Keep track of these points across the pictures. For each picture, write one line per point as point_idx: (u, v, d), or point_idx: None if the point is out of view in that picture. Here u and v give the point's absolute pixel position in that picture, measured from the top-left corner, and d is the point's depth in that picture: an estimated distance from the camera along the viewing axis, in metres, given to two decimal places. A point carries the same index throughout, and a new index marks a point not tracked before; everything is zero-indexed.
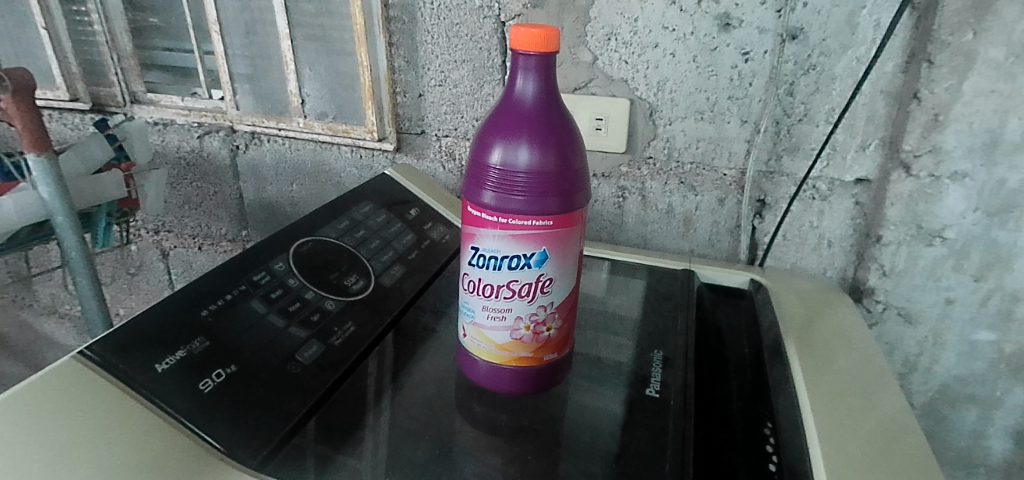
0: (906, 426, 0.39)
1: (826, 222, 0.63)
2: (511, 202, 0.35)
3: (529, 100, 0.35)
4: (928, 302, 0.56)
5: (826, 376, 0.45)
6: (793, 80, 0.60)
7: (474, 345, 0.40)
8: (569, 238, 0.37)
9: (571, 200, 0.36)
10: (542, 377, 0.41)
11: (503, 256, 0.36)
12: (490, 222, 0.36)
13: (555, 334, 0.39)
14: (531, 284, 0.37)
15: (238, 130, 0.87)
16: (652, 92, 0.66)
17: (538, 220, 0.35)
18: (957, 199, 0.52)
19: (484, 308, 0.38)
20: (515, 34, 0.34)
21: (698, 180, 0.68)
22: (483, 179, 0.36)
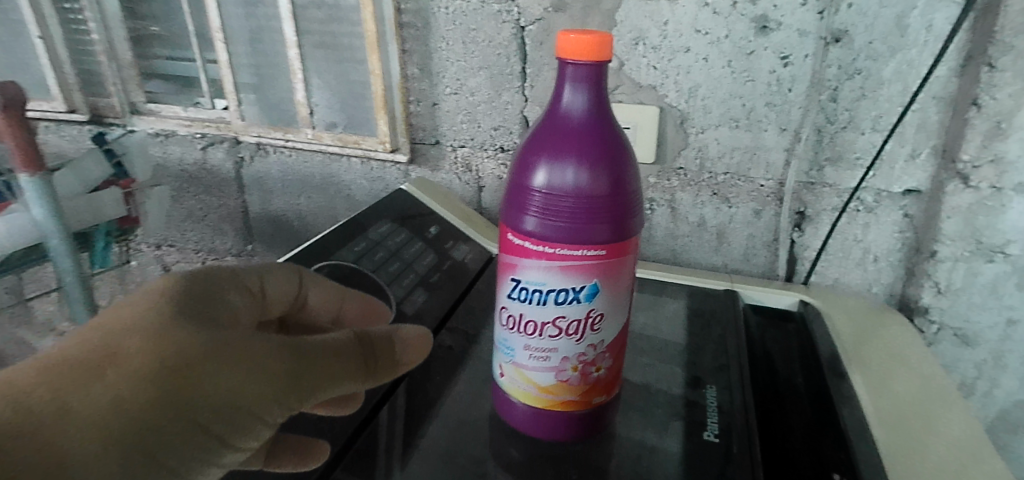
0: (977, 457, 0.37)
1: (871, 235, 0.59)
2: (558, 229, 0.31)
3: (578, 114, 0.31)
4: (988, 323, 0.52)
5: (886, 404, 0.42)
6: (837, 85, 0.56)
7: (513, 386, 0.36)
8: (621, 269, 0.33)
9: (625, 227, 0.32)
10: (588, 421, 0.37)
11: (549, 290, 0.32)
12: (533, 252, 0.32)
13: (605, 375, 0.35)
14: (580, 321, 0.33)
15: (244, 141, 0.84)
16: (683, 100, 0.62)
17: (587, 249, 0.31)
18: (1023, 213, 0.48)
19: (526, 346, 0.34)
20: (564, 42, 0.30)
21: (732, 192, 0.64)
22: (525, 202, 0.32)
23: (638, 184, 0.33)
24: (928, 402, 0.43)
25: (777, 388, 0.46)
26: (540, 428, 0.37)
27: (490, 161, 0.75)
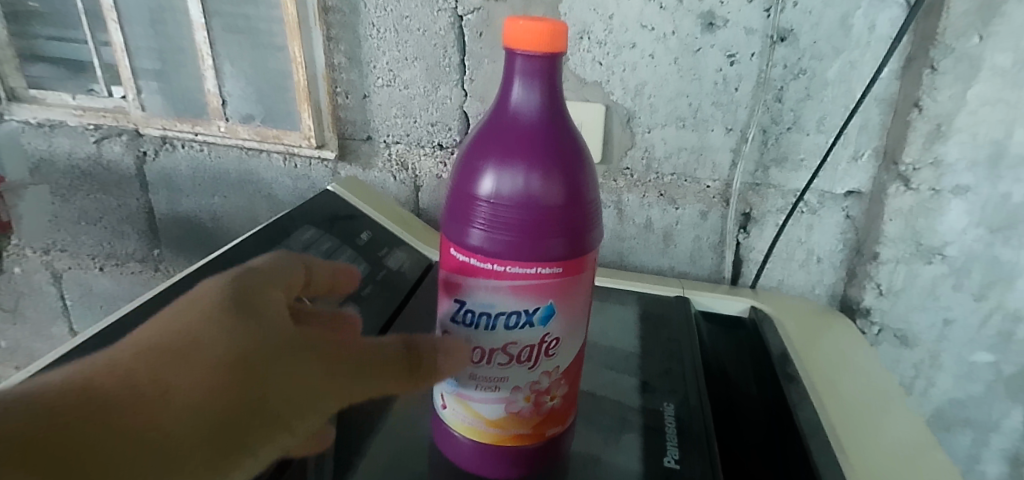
0: (922, 448, 0.37)
1: (814, 237, 0.59)
2: (508, 244, 0.27)
3: (530, 112, 0.27)
4: (926, 323, 0.53)
5: (833, 396, 0.42)
6: (782, 85, 0.55)
7: (456, 418, 0.32)
8: (578, 288, 0.29)
9: (583, 241, 0.28)
10: (540, 455, 0.33)
11: (498, 312, 0.28)
12: (479, 270, 0.28)
13: (559, 405, 0.31)
14: (534, 346, 0.29)
15: (145, 134, 0.74)
16: (630, 98, 0.60)
17: (541, 266, 0.27)
18: (959, 215, 0.50)
19: (471, 376, 0.30)
20: (514, 29, 0.26)
21: (679, 193, 0.62)
22: (469, 213, 0.28)
23: (597, 191, 0.29)
24: (876, 407, 0.41)
25: (733, 398, 0.44)
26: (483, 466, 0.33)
27: (427, 159, 0.69)
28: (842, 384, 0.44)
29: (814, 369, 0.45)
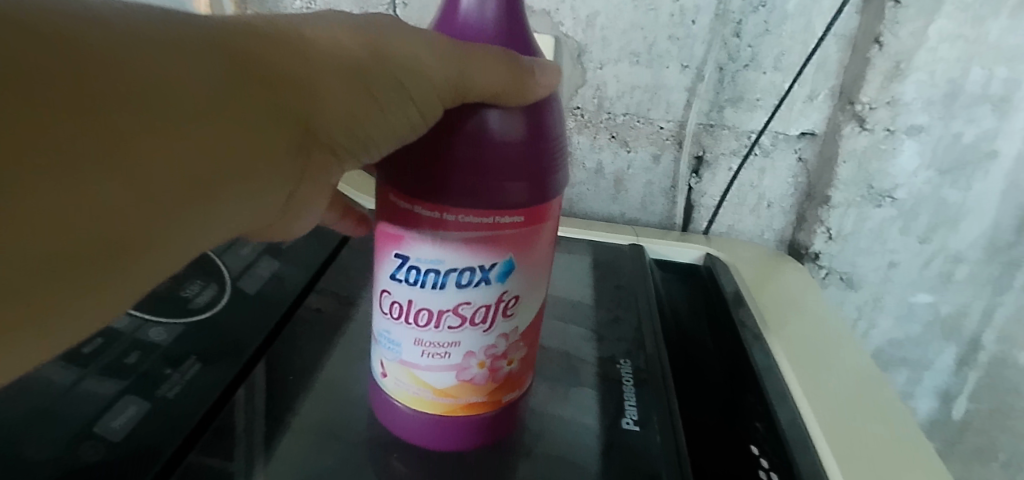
0: (869, 378, 0.37)
1: (766, 181, 0.57)
2: (455, 182, 0.22)
3: (482, 25, 0.24)
4: (871, 267, 0.53)
5: (783, 330, 0.41)
6: (741, 18, 0.51)
7: (400, 390, 0.28)
8: (536, 243, 0.25)
9: (544, 186, 0.24)
10: (495, 425, 0.30)
11: (448, 269, 0.24)
12: (422, 217, 0.23)
13: (517, 369, 0.28)
14: (490, 306, 0.25)
15: None
16: (580, 29, 0.55)
17: (499, 212, 0.23)
18: (911, 156, 0.49)
19: (416, 342, 0.26)
20: None
21: (631, 135, 0.58)
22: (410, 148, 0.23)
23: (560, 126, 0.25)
24: (827, 345, 0.41)
25: (688, 349, 0.42)
26: (429, 437, 0.29)
27: None
28: (791, 318, 0.44)
29: (764, 306, 0.45)
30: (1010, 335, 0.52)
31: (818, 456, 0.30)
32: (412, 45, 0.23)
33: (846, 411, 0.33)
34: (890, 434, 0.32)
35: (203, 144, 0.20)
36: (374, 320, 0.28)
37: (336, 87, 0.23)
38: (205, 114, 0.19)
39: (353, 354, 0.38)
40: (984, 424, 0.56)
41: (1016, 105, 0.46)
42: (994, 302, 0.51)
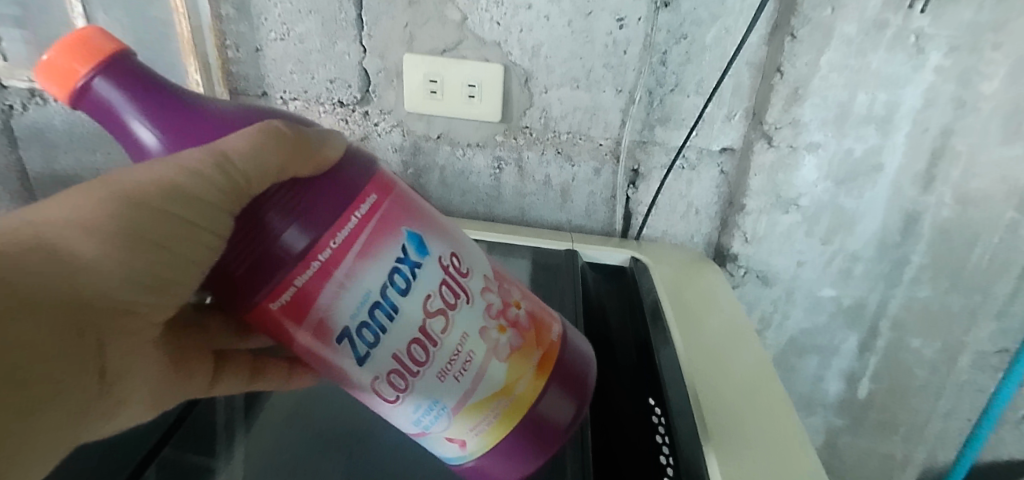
0: (765, 373, 0.46)
1: (694, 190, 0.65)
2: (311, 248, 0.25)
3: (163, 129, 0.27)
4: (783, 265, 0.61)
5: (699, 334, 0.50)
6: (666, 48, 0.57)
7: (485, 427, 0.31)
8: (407, 204, 0.28)
9: (354, 170, 0.27)
10: (566, 370, 0.34)
11: (382, 296, 0.27)
12: (305, 311, 0.26)
13: (529, 310, 0.32)
14: (451, 283, 0.29)
15: (11, 86, 0.69)
16: (527, 58, 0.60)
17: (352, 217, 0.26)
18: (811, 169, 0.56)
19: (441, 376, 0.28)
20: (53, 74, 0.25)
21: (575, 150, 0.65)
22: (245, 241, 0.26)
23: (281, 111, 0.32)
24: (731, 342, 0.50)
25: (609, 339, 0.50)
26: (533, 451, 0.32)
27: (327, 116, 0.66)
28: (708, 320, 0.53)
29: (685, 310, 0.53)
30: (901, 322, 0.61)
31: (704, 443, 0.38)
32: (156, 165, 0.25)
33: (735, 402, 0.43)
34: (770, 421, 0.41)
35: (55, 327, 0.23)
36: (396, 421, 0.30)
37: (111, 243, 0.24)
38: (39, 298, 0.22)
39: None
40: (884, 401, 0.66)
41: (897, 124, 0.53)
42: (888, 293, 0.60)
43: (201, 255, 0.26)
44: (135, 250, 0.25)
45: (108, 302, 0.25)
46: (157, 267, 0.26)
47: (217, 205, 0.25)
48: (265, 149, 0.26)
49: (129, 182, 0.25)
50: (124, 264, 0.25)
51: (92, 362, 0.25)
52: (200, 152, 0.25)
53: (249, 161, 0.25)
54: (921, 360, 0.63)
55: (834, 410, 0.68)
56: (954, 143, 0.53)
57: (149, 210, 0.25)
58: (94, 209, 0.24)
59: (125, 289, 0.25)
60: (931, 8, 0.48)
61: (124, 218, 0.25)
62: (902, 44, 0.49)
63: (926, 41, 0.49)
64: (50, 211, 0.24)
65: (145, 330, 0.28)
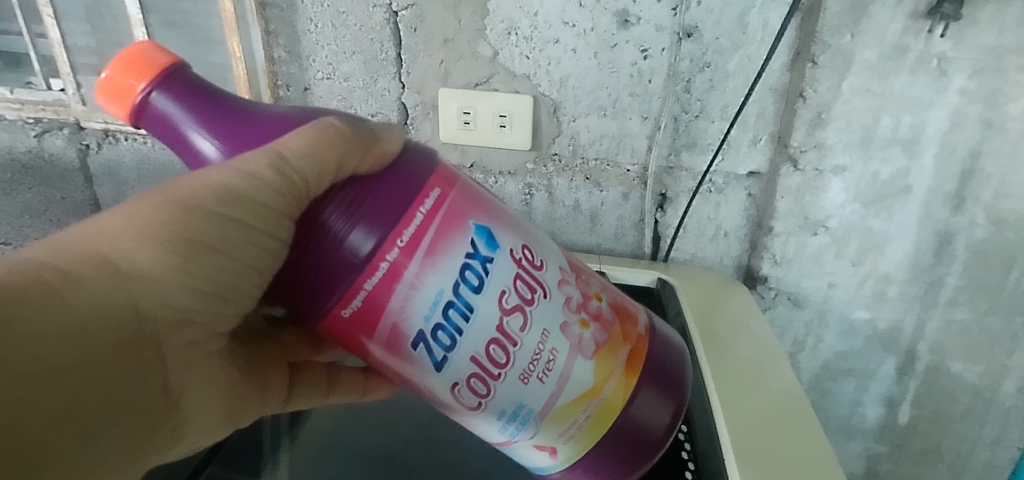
0: (796, 395, 0.47)
1: (722, 213, 0.65)
2: (378, 254, 0.28)
3: (213, 136, 0.31)
4: (813, 287, 0.62)
5: (729, 353, 0.52)
6: (690, 77, 0.59)
7: (577, 430, 0.34)
8: (465, 201, 0.31)
9: (411, 174, 0.30)
10: (656, 368, 0.36)
11: (454, 295, 0.29)
12: (378, 313, 0.29)
13: (609, 307, 0.35)
14: (529, 281, 0.31)
15: (88, 128, 0.77)
16: (555, 89, 0.63)
17: (417, 212, 0.29)
18: (838, 191, 0.57)
19: (524, 376, 0.31)
20: (117, 93, 0.30)
21: (603, 176, 0.66)
22: (320, 239, 0.29)
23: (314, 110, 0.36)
24: (761, 368, 0.50)
25: None
26: (628, 456, 0.35)
27: None
28: (738, 343, 0.53)
29: (715, 331, 0.54)
30: (939, 346, 0.61)
31: (725, 460, 0.40)
32: (221, 172, 0.29)
33: (766, 430, 0.43)
34: (804, 447, 0.42)
35: (112, 331, 0.25)
36: (484, 429, 0.33)
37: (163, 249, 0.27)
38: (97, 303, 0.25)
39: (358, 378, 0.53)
40: (927, 427, 0.66)
41: (923, 146, 0.53)
42: (924, 315, 0.60)
43: (254, 256, 0.30)
44: (195, 258, 0.28)
45: (173, 311, 0.28)
46: (215, 271, 0.29)
47: (274, 207, 0.29)
48: (320, 149, 0.30)
49: (187, 193, 0.28)
50: (185, 271, 0.28)
51: (160, 372, 0.27)
52: (262, 158, 0.30)
53: (306, 161, 0.29)
54: (962, 385, 0.62)
55: (874, 436, 0.68)
56: (984, 164, 0.53)
57: (206, 218, 0.29)
58: (153, 223, 0.27)
59: (189, 295, 0.28)
60: (952, 32, 0.49)
61: (179, 224, 0.28)
62: (924, 67, 0.51)
63: (948, 64, 0.50)
64: (109, 225, 0.27)
65: (206, 336, 0.30)
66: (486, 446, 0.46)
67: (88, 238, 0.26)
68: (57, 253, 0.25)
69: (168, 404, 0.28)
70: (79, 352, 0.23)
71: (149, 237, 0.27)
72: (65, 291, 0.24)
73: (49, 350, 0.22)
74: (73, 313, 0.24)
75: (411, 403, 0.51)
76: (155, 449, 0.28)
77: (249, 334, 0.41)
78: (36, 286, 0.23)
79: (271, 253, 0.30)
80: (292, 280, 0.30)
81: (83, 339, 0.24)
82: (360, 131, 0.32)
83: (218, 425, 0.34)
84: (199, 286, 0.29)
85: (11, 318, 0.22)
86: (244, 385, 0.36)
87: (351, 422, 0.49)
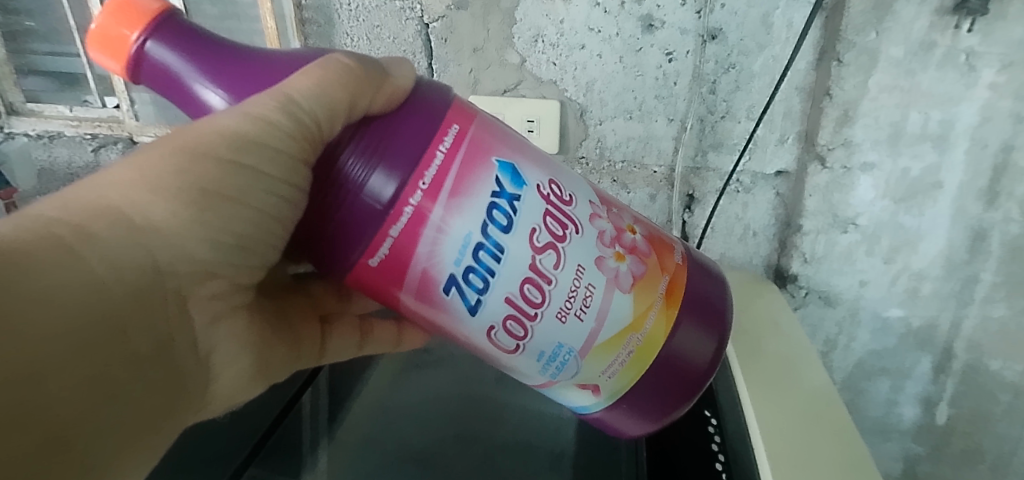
0: (829, 399, 0.48)
1: (750, 213, 0.65)
2: (400, 201, 0.31)
3: (209, 80, 0.34)
4: (844, 285, 0.63)
5: (762, 349, 0.52)
6: (715, 78, 0.59)
7: (621, 365, 0.38)
8: (476, 141, 0.33)
9: (421, 120, 0.33)
10: (698, 304, 0.40)
11: (482, 236, 0.33)
12: (408, 257, 0.32)
13: (642, 239, 0.38)
14: (561, 218, 0.35)
15: (140, 142, 0.82)
16: (581, 93, 0.64)
17: (437, 151, 0.32)
18: (867, 188, 0.58)
19: (559, 313, 0.35)
20: (118, 47, 0.34)
21: (630, 178, 0.67)
22: (342, 186, 0.32)
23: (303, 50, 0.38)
24: (791, 369, 0.50)
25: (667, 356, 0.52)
26: (674, 390, 0.39)
27: None
28: (770, 342, 0.53)
29: (748, 329, 0.55)
30: (977, 344, 0.61)
31: (755, 450, 0.41)
32: (231, 118, 0.31)
33: (799, 438, 0.43)
34: (840, 462, 0.41)
35: (131, 289, 0.26)
36: (526, 370, 0.37)
37: (180, 206, 0.29)
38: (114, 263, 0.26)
39: (384, 383, 0.58)
40: (967, 428, 0.65)
41: (953, 141, 0.53)
42: (959, 313, 0.60)
43: (272, 204, 0.32)
44: (213, 208, 0.30)
45: (192, 264, 0.29)
46: (233, 221, 0.31)
47: (289, 152, 0.31)
48: (327, 89, 0.33)
49: (198, 141, 0.30)
50: (202, 222, 0.29)
51: (181, 326, 0.29)
52: (272, 101, 0.32)
53: (316, 102, 0.32)
54: (1002, 383, 0.62)
55: (912, 437, 0.68)
56: (1016, 159, 0.52)
57: (217, 166, 0.30)
58: (165, 175, 0.29)
59: (211, 247, 0.30)
60: (979, 27, 0.49)
61: (194, 176, 0.29)
62: (952, 63, 0.51)
63: (976, 59, 0.50)
64: (121, 179, 0.28)
65: (228, 291, 0.32)
66: (519, 442, 0.51)
67: (98, 191, 0.28)
68: (69, 208, 0.26)
69: (194, 356, 0.31)
70: (99, 309, 0.25)
71: (166, 194, 0.28)
72: (83, 248, 0.25)
73: (68, 305, 0.24)
74: (90, 270, 0.25)
75: (439, 398, 0.56)
76: (184, 405, 0.31)
77: (293, 296, 0.45)
78: (52, 243, 0.25)
79: (286, 200, 0.32)
80: (317, 228, 0.33)
81: (106, 297, 0.25)
82: (364, 69, 0.35)
83: (247, 382, 0.36)
84: (217, 239, 0.30)
85: (24, 278, 0.23)
86: (273, 339, 0.39)
87: (387, 425, 0.53)
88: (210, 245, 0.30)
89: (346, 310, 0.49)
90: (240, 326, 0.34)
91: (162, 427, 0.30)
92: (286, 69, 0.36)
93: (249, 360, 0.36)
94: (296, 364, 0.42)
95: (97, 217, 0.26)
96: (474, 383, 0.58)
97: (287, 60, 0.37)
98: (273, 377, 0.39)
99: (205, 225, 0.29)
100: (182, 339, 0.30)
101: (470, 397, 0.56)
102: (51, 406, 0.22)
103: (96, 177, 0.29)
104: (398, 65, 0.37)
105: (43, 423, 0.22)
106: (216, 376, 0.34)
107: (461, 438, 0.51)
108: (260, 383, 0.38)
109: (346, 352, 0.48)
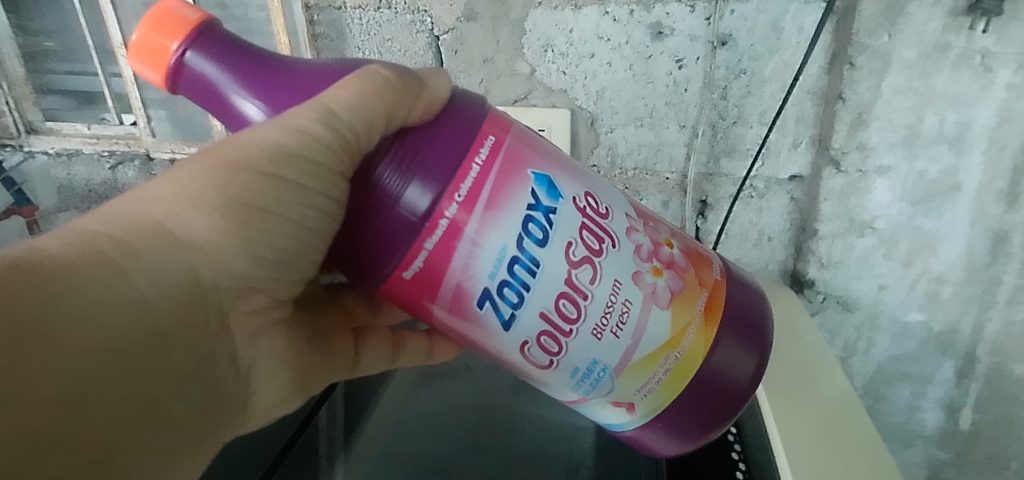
0: (853, 406, 0.48)
1: (764, 218, 0.64)
2: (435, 213, 0.31)
3: (247, 90, 0.35)
4: (863, 290, 0.62)
5: (781, 355, 0.52)
6: (726, 84, 0.59)
7: (657, 384, 0.37)
8: (512, 153, 0.34)
9: (457, 132, 0.33)
10: (734, 320, 0.40)
11: (518, 251, 0.33)
12: (442, 271, 0.32)
13: (680, 253, 0.38)
14: (598, 232, 0.35)
15: (155, 158, 0.84)
16: (592, 102, 0.65)
17: (473, 163, 0.32)
18: (884, 192, 0.57)
19: (595, 328, 0.35)
20: (157, 57, 0.34)
21: (642, 185, 0.67)
22: (377, 200, 0.32)
23: (336, 60, 0.39)
24: (811, 376, 0.50)
25: None
26: (712, 407, 0.39)
27: None
28: (791, 348, 0.53)
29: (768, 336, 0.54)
30: (1000, 348, 0.60)
31: (775, 460, 0.40)
32: (272, 131, 0.31)
33: (824, 447, 0.42)
34: (869, 473, 0.41)
35: (173, 306, 0.27)
36: (559, 384, 0.37)
37: (222, 220, 0.29)
38: (155, 280, 0.26)
39: (402, 394, 0.59)
40: (992, 433, 0.64)
41: (971, 142, 0.53)
42: (982, 317, 0.59)
43: (314, 220, 0.32)
44: (252, 222, 0.30)
45: (232, 280, 0.30)
46: (275, 236, 0.31)
47: (329, 166, 0.32)
48: (365, 101, 0.33)
49: (238, 154, 0.30)
50: (243, 237, 0.30)
51: (222, 341, 0.30)
52: (311, 114, 0.32)
53: (355, 114, 0.32)
54: None
55: (935, 443, 0.67)
56: None
57: (258, 179, 0.30)
58: (206, 188, 0.29)
59: (251, 263, 0.30)
60: (994, 28, 0.49)
61: (236, 189, 0.30)
62: (967, 64, 0.50)
63: (992, 59, 0.50)
64: (165, 193, 0.29)
65: (268, 309, 0.33)
66: (536, 450, 0.51)
67: (140, 205, 0.28)
68: (112, 222, 0.27)
69: (235, 373, 0.31)
70: (143, 327, 0.25)
71: (207, 208, 0.29)
72: (127, 264, 0.26)
73: (112, 320, 0.24)
74: (134, 286, 0.25)
75: (456, 409, 0.56)
76: (224, 422, 0.31)
77: (316, 302, 0.46)
78: (97, 258, 0.25)
79: (324, 212, 0.32)
80: (351, 243, 0.34)
81: (149, 315, 0.25)
82: (401, 80, 0.35)
83: (285, 399, 0.37)
84: (256, 253, 0.30)
85: (71, 291, 0.23)
86: (311, 354, 0.39)
87: (404, 437, 0.53)
88: (249, 260, 0.30)
89: (376, 322, 0.50)
90: (279, 342, 0.34)
91: (204, 444, 0.30)
92: (320, 79, 0.37)
93: (286, 378, 0.36)
94: (331, 376, 0.43)
95: (138, 233, 0.27)
96: (490, 393, 0.58)
97: (322, 70, 0.38)
98: (309, 392, 0.40)
99: (246, 239, 0.30)
100: (224, 355, 0.30)
101: (487, 408, 0.56)
102: (91, 427, 0.23)
103: (139, 192, 0.29)
104: (432, 76, 0.37)
105: (85, 445, 0.22)
106: (256, 394, 0.34)
107: (477, 450, 0.51)
108: (298, 398, 0.38)
109: (379, 365, 0.49)
